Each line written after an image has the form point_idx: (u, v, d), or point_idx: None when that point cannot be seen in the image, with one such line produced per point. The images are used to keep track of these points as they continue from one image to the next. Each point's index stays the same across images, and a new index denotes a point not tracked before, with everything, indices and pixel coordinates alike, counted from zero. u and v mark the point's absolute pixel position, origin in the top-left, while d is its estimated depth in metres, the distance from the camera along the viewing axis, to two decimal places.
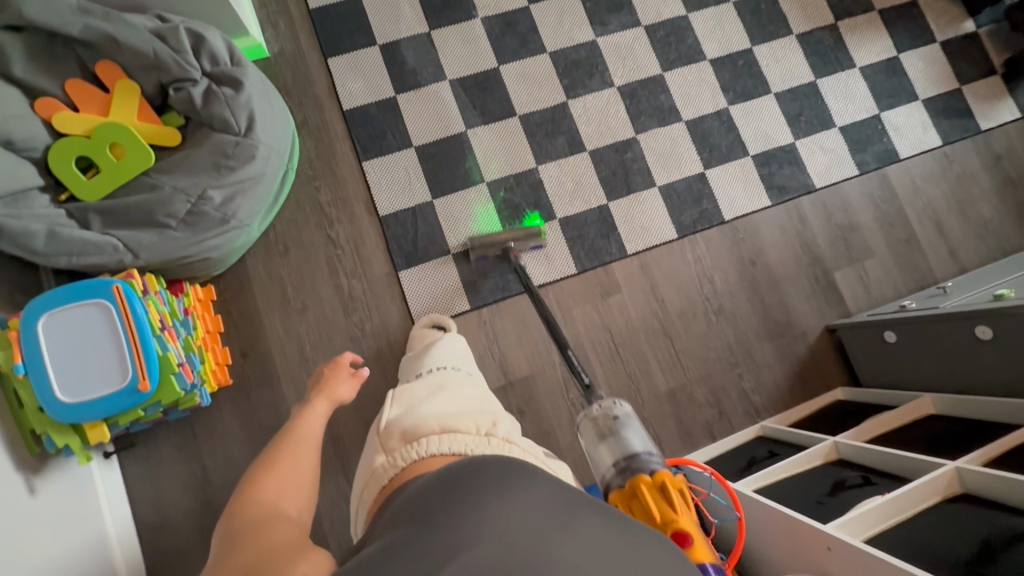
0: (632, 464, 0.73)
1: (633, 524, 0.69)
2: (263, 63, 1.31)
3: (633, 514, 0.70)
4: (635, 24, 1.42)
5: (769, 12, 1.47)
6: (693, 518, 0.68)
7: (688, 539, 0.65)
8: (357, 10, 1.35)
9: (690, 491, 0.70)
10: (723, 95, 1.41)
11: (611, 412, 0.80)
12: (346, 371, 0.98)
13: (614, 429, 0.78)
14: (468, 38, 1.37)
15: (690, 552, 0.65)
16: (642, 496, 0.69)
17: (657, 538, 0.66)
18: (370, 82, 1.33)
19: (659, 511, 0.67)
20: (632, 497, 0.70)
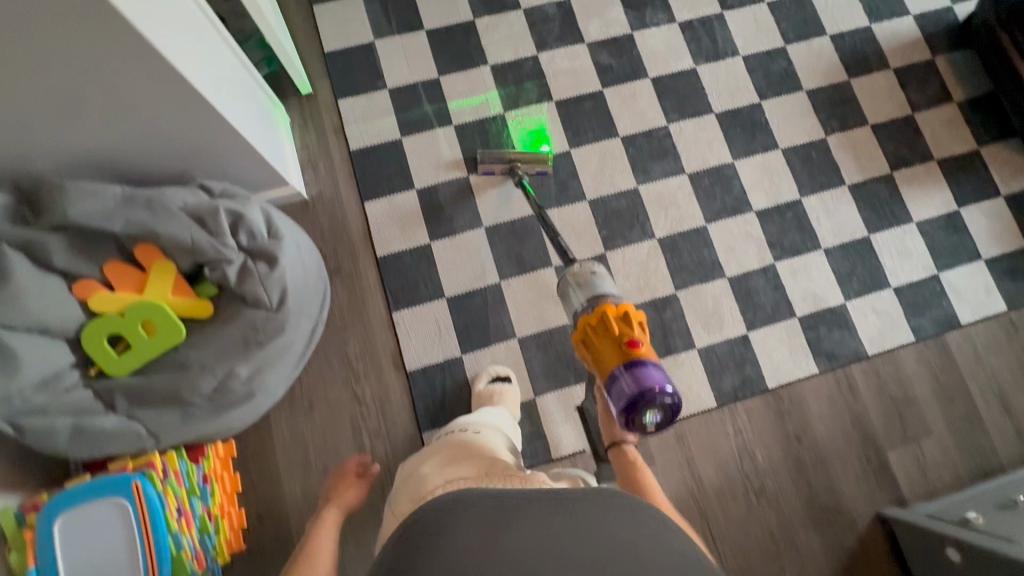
0: (597, 301, 0.93)
1: (597, 329, 0.89)
2: (300, 206, 1.30)
3: (596, 331, 0.89)
4: (679, 171, 1.38)
5: (820, 161, 1.41)
6: (645, 336, 0.88)
7: (636, 343, 0.85)
8: (396, 153, 1.34)
9: (645, 324, 0.89)
10: (770, 251, 1.34)
11: (589, 267, 0.98)
12: (354, 477, 1.08)
13: (591, 279, 0.96)
14: (506, 183, 1.35)
15: (636, 351, 0.85)
16: (603, 314, 0.89)
17: (613, 344, 0.87)
18: (405, 228, 1.30)
19: (616, 327, 0.87)
20: (598, 317, 0.89)
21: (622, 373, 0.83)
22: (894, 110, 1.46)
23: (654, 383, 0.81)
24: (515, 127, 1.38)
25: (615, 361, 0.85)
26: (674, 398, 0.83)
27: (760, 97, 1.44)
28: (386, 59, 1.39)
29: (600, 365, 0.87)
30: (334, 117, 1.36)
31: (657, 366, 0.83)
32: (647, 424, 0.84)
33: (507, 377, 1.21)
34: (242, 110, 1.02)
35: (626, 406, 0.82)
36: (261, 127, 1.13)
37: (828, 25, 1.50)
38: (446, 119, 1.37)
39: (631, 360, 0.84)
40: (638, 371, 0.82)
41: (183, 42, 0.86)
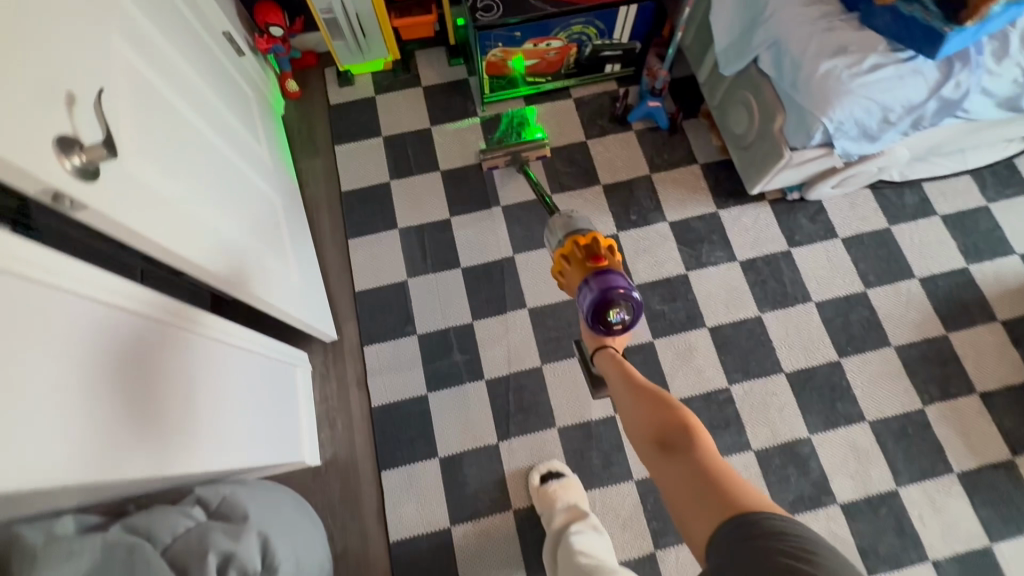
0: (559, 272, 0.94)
1: (569, 252, 0.90)
2: (311, 472, 1.18)
3: (573, 254, 0.89)
4: (743, 447, 1.18)
5: (919, 438, 1.18)
6: (616, 259, 0.88)
7: (602, 259, 0.86)
8: (420, 412, 1.22)
9: (616, 249, 0.89)
10: (862, 560, 1.09)
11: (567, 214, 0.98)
12: None
13: (571, 224, 0.95)
14: (541, 452, 1.18)
15: (602, 263, 0.86)
16: (574, 244, 0.90)
17: (581, 265, 0.87)
18: (424, 506, 1.15)
19: (586, 246, 0.89)
20: (569, 245, 0.90)
21: (585, 285, 0.84)
22: (1007, 373, 1.23)
23: (619, 284, 0.82)
24: (553, 383, 1.23)
25: (581, 278, 0.87)
26: (636, 299, 0.83)
27: (838, 353, 1.25)
28: (418, 299, 1.31)
29: (573, 275, 0.89)
30: (357, 366, 1.26)
31: (622, 273, 0.84)
32: (613, 324, 0.84)
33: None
34: (257, 438, 0.96)
35: (590, 308, 0.83)
36: (269, 424, 1.01)
37: (915, 266, 1.32)
38: (477, 372, 1.24)
39: (598, 270, 0.85)
40: (604, 277, 0.83)
41: (177, 427, 0.75)
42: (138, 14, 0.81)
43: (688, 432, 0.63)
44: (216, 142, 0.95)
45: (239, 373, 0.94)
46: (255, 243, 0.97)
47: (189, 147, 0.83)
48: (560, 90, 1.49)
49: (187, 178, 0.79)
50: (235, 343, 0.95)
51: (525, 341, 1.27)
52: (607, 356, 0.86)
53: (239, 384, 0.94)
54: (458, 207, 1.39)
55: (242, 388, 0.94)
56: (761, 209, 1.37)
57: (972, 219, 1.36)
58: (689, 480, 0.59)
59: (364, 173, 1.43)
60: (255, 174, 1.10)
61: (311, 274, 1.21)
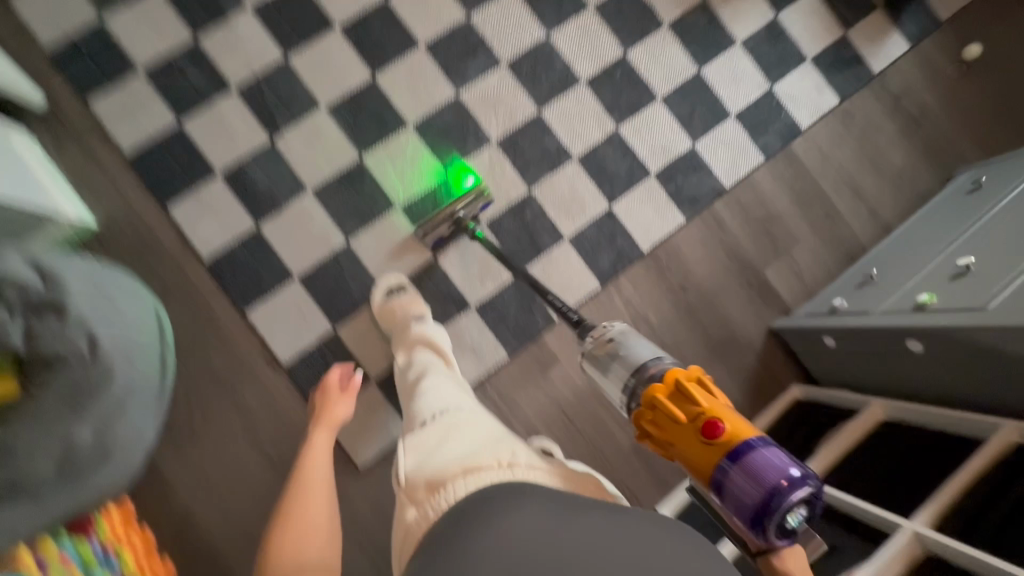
0: (644, 374, 0.79)
1: (656, 416, 0.74)
2: (95, 236, 1.14)
3: (659, 427, 0.75)
4: (495, 64, 1.27)
5: (634, 8, 1.34)
6: (728, 406, 0.72)
7: (718, 422, 0.70)
8: (180, 142, 1.17)
9: (706, 378, 0.76)
10: (610, 117, 1.30)
11: (607, 334, 0.89)
12: (336, 391, 1.07)
13: (615, 350, 0.85)
14: (318, 136, 1.21)
15: (727, 436, 0.69)
16: (654, 399, 0.75)
17: (693, 436, 0.71)
18: (224, 220, 1.17)
19: (679, 409, 0.72)
20: (653, 411, 0.75)
21: (731, 467, 0.67)
22: None
23: (785, 474, 0.64)
24: (305, 70, 1.22)
25: (709, 453, 0.69)
26: (814, 480, 0.66)
27: None
28: (124, 34, 1.17)
29: (681, 451, 0.72)
30: (91, 124, 1.16)
31: (767, 442, 0.67)
32: (792, 528, 0.66)
33: (403, 286, 1.18)
34: None
35: (753, 509, 0.65)
36: None
37: None
38: (224, 85, 1.19)
39: (731, 447, 0.68)
40: (749, 463, 0.66)
41: None
42: None
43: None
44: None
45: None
46: None
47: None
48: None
49: None
50: None
51: (261, 40, 1.21)
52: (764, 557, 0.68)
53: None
54: None
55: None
56: None
57: None
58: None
59: None
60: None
61: None
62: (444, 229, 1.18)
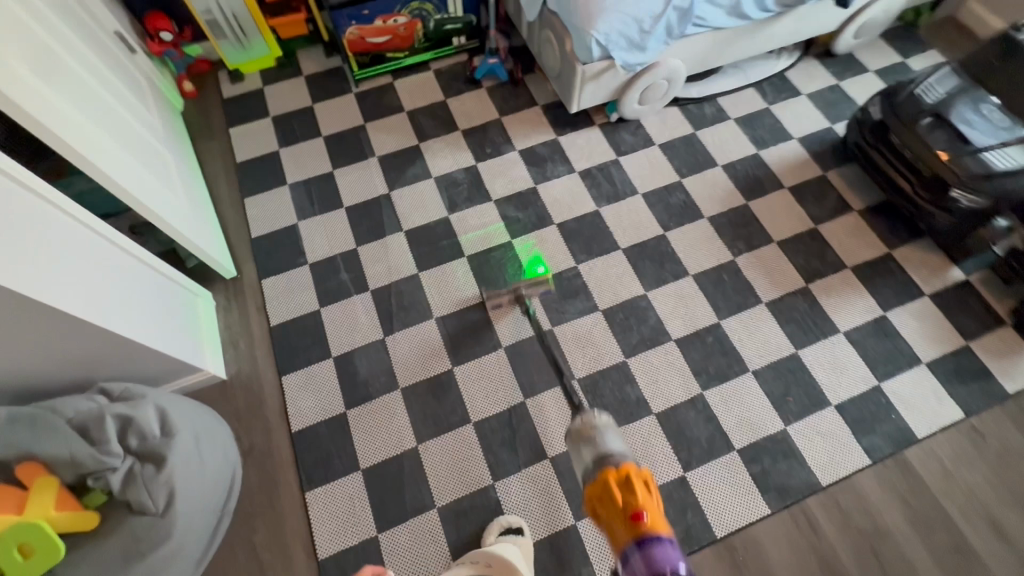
0: (603, 459, 0.92)
1: (608, 508, 0.85)
2: (218, 388, 1.32)
3: (603, 506, 0.86)
4: (592, 309, 1.40)
5: (732, 282, 1.43)
6: (653, 501, 0.83)
7: (642, 514, 0.80)
8: (314, 324, 1.39)
9: (653, 483, 0.86)
10: (696, 379, 1.30)
11: (593, 421, 1.00)
12: None
13: (594, 435, 0.97)
14: (422, 341, 1.36)
15: (644, 523, 0.79)
16: (606, 481, 0.88)
17: (620, 519, 0.82)
18: (321, 398, 1.30)
19: (620, 495, 0.84)
20: (602, 491, 0.87)
21: (632, 552, 0.78)
22: (797, 224, 1.51)
23: (668, 563, 0.74)
24: (429, 285, 1.43)
25: (625, 535, 0.81)
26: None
27: (663, 227, 1.50)
28: (308, 236, 1.51)
29: (609, 528, 0.84)
30: (257, 297, 1.43)
31: (670, 540, 0.78)
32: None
33: (521, 529, 1.14)
34: (155, 330, 1.12)
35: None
36: (162, 325, 1.16)
37: (718, 158, 1.62)
38: (363, 285, 1.43)
39: (641, 535, 0.79)
40: (649, 551, 0.76)
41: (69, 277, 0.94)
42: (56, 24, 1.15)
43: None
44: (98, 88, 1.17)
45: (131, 272, 1.11)
46: (144, 174, 1.18)
47: (67, 77, 1.05)
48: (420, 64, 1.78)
49: (78, 105, 1.05)
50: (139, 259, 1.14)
51: (404, 256, 1.48)
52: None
53: (131, 282, 1.11)
54: (339, 161, 1.62)
55: (133, 283, 1.11)
56: (591, 131, 1.66)
57: (758, 119, 1.68)
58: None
59: (256, 145, 1.66)
60: (143, 132, 1.32)
61: (202, 216, 1.40)
62: (505, 300, 1.35)
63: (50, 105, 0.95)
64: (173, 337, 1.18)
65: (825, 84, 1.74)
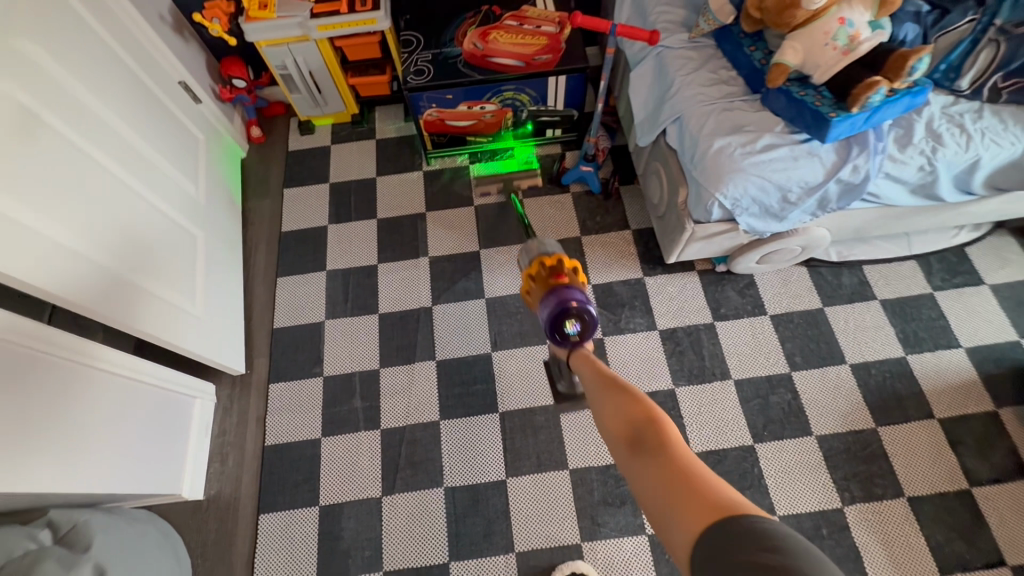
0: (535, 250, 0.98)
1: (536, 272, 0.92)
2: (191, 508, 1.17)
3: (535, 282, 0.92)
4: (636, 529, 1.10)
5: (832, 541, 1.07)
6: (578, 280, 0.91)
7: (565, 275, 0.89)
8: (310, 456, 1.20)
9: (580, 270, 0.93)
10: None
11: (534, 245, 0.99)
12: None
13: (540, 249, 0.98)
14: (422, 514, 1.13)
15: (563, 280, 0.88)
16: (540, 263, 0.93)
17: (544, 283, 0.90)
18: (293, 558, 1.11)
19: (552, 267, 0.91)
20: (537, 269, 0.92)
21: (545, 301, 0.87)
22: (942, 478, 1.11)
23: (575, 298, 0.84)
24: (447, 440, 1.20)
25: (544, 292, 0.89)
26: (596, 312, 0.86)
27: (753, 435, 1.17)
28: (332, 341, 1.32)
29: (536, 298, 0.91)
30: (260, 404, 1.27)
31: (582, 289, 0.87)
32: (573, 337, 0.86)
33: None
34: (131, 464, 0.99)
35: (550, 326, 0.85)
36: (144, 452, 1.03)
37: (847, 351, 1.25)
38: (375, 421, 1.22)
39: (556, 286, 0.87)
40: (560, 292, 0.86)
41: (53, 441, 0.84)
42: (115, 121, 1.04)
43: (659, 433, 0.57)
44: (135, 190, 1.05)
45: (118, 403, 0.99)
46: (164, 290, 1.07)
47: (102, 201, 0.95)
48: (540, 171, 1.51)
49: (102, 232, 0.94)
50: (131, 378, 1.02)
51: (429, 393, 1.25)
52: (574, 354, 0.87)
53: (120, 412, 0.98)
54: (387, 254, 1.42)
55: (108, 411, 0.96)
56: (688, 278, 1.35)
57: (914, 307, 1.29)
58: (649, 485, 0.53)
59: (306, 215, 1.50)
60: (185, 219, 1.20)
61: (218, 308, 1.23)
62: (490, 188, 1.49)
63: (39, 239, 0.81)
64: (150, 462, 1.04)
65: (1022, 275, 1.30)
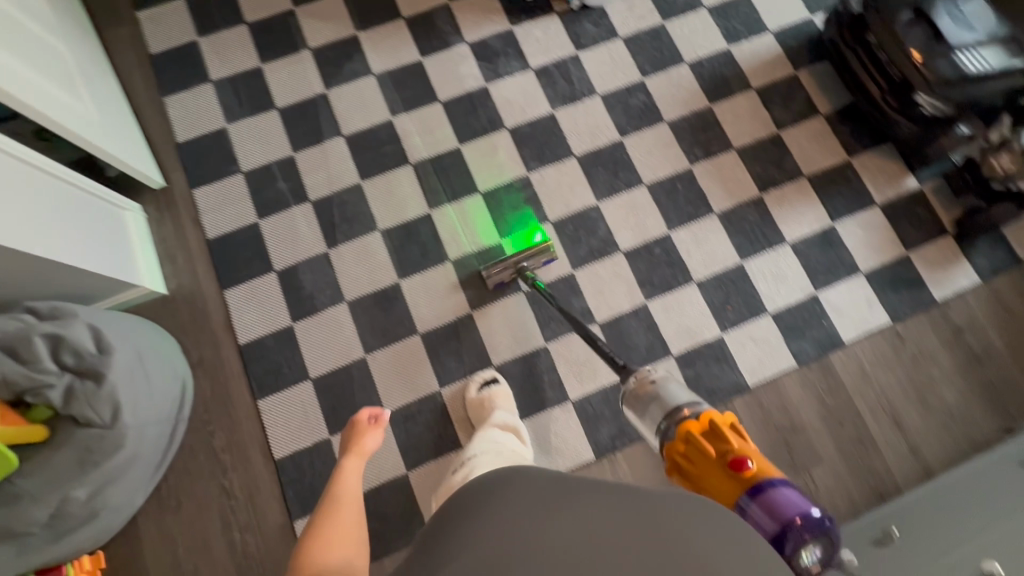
0: (676, 417, 0.89)
1: (687, 450, 0.86)
2: (159, 303, 1.30)
3: (688, 461, 0.86)
4: (542, 220, 1.37)
5: (686, 191, 1.39)
6: (750, 448, 0.83)
7: (749, 467, 0.79)
8: (254, 236, 1.34)
9: (740, 427, 0.86)
10: (641, 290, 1.32)
11: (649, 376, 0.97)
12: (368, 423, 1.07)
13: (654, 388, 0.94)
14: (366, 254, 1.33)
15: (751, 473, 0.79)
16: (688, 433, 0.86)
17: (716, 468, 0.82)
18: (266, 312, 1.30)
19: (710, 445, 0.84)
20: (686, 445, 0.86)
21: (750, 503, 0.76)
22: (760, 129, 1.44)
23: (799, 512, 0.73)
24: (372, 195, 1.37)
25: (732, 495, 0.79)
26: (833, 524, 0.75)
27: (620, 132, 1.43)
28: (240, 141, 1.40)
29: (712, 492, 0.82)
30: (190, 208, 1.36)
31: (788, 483, 0.77)
32: (809, 564, 0.74)
33: (496, 378, 1.25)
34: (88, 251, 1.10)
35: (772, 536, 0.73)
36: (95, 244, 1.14)
37: (685, 54, 1.50)
38: (303, 196, 1.36)
39: (752, 486, 0.78)
40: (769, 498, 0.75)
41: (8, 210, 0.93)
42: None
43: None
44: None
45: (58, 198, 1.07)
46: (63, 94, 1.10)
47: None
48: (550, 244, 1.26)
49: None
50: (65, 180, 1.10)
51: (345, 163, 1.39)
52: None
53: (60, 204, 1.07)
54: (268, 54, 1.46)
55: (50, 201, 1.04)
56: (550, 20, 1.50)
57: (734, 7, 1.53)
58: None
59: (171, 33, 1.46)
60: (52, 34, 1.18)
61: (118, 123, 1.27)
62: (505, 275, 1.26)
63: None
64: (105, 254, 1.16)
65: None
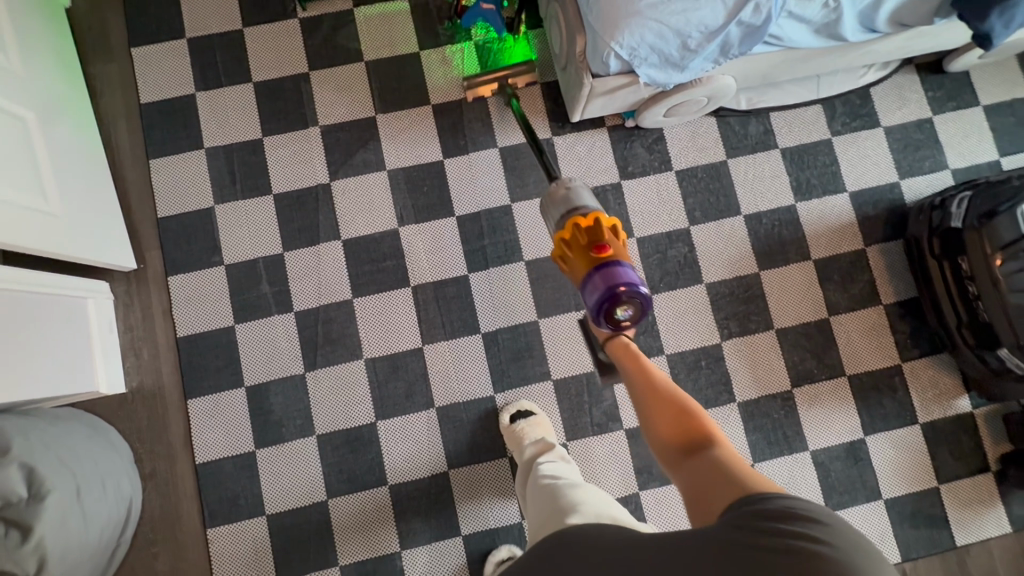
0: (571, 212, 0.86)
1: (568, 243, 0.84)
2: (117, 400, 1.20)
3: (570, 243, 0.84)
4: (544, 375, 1.23)
5: (709, 370, 1.24)
6: (619, 243, 0.83)
7: (608, 247, 0.80)
8: (227, 343, 1.21)
9: (619, 229, 0.85)
10: (635, 477, 1.21)
11: (564, 184, 0.91)
12: None
13: (568, 194, 0.89)
14: (346, 383, 1.21)
15: (608, 253, 0.80)
16: (574, 225, 0.84)
17: (582, 253, 0.81)
18: (229, 433, 1.19)
19: (589, 236, 0.82)
20: (571, 229, 0.84)
21: (588, 282, 0.79)
22: (808, 311, 1.26)
23: (625, 282, 0.76)
24: (363, 317, 1.23)
25: (585, 267, 0.81)
26: (647, 295, 0.78)
27: (651, 288, 1.26)
28: (226, 228, 1.24)
29: (573, 270, 0.83)
30: (163, 298, 1.23)
31: (629, 264, 0.79)
32: (620, 318, 0.79)
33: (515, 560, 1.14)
34: (39, 371, 0.98)
35: (594, 303, 0.78)
36: (51, 357, 1.02)
37: (743, 202, 1.29)
38: (287, 304, 1.22)
39: (602, 262, 0.79)
40: (608, 273, 0.78)
41: None
42: None
43: (706, 436, 0.66)
44: None
45: (8, 314, 0.94)
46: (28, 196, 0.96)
47: None
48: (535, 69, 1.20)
49: None
50: (10, 290, 0.95)
51: (338, 273, 1.24)
52: None
53: (11, 321, 0.94)
54: (271, 126, 1.27)
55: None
56: (597, 136, 1.29)
57: (811, 154, 1.31)
58: None
59: (165, 80, 1.27)
60: (32, 108, 1.02)
61: (88, 204, 1.11)
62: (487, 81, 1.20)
63: None
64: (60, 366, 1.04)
65: (915, 116, 1.32)
